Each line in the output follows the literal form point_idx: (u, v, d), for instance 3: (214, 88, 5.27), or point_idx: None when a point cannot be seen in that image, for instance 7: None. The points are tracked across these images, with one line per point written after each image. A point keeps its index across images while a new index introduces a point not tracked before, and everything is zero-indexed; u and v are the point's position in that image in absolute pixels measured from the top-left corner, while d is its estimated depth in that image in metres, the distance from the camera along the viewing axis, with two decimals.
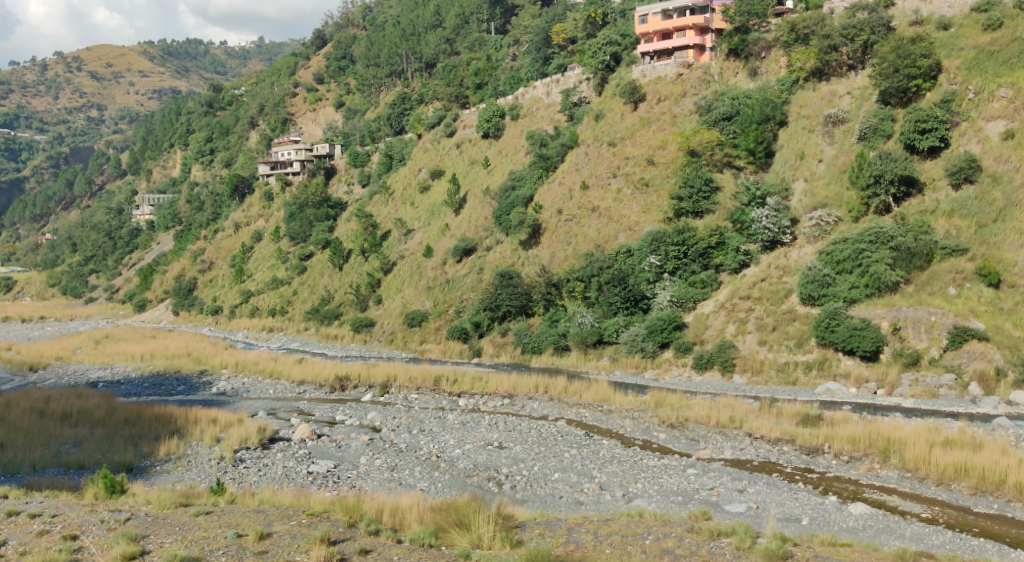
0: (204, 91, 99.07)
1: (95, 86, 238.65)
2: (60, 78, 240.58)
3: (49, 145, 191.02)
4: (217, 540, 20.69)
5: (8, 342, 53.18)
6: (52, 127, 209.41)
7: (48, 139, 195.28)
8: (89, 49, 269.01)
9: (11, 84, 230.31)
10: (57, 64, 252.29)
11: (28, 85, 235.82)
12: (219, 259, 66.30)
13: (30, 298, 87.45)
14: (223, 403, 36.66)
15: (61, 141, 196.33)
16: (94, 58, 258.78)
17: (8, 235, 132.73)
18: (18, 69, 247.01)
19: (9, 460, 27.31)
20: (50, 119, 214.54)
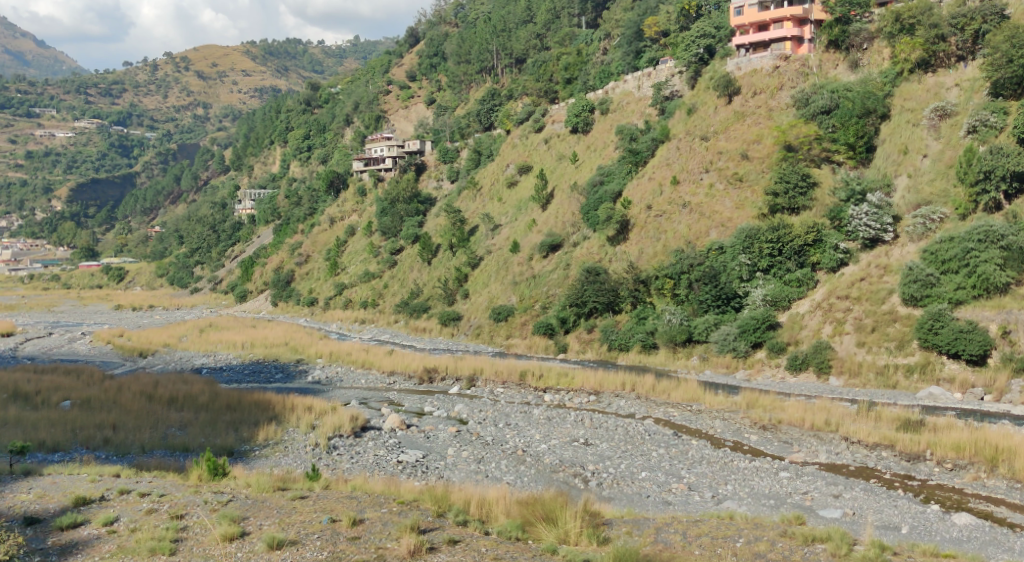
0: (303, 90, 101.37)
1: (200, 85, 247.76)
2: (170, 78, 251.78)
3: (159, 143, 200.06)
4: (312, 524, 21.10)
5: (119, 328, 55.54)
6: (161, 126, 219.43)
7: (158, 138, 204.50)
8: (195, 50, 279.94)
9: (124, 84, 244.28)
10: (166, 64, 263.69)
11: (140, 84, 247.43)
12: (315, 252, 67.81)
13: (140, 288, 91.27)
14: (317, 392, 37.49)
15: (170, 139, 205.31)
16: (200, 58, 269.15)
17: (120, 227, 138.86)
18: (131, 70, 259.50)
19: (119, 441, 28.39)
20: (161, 117, 226.53)
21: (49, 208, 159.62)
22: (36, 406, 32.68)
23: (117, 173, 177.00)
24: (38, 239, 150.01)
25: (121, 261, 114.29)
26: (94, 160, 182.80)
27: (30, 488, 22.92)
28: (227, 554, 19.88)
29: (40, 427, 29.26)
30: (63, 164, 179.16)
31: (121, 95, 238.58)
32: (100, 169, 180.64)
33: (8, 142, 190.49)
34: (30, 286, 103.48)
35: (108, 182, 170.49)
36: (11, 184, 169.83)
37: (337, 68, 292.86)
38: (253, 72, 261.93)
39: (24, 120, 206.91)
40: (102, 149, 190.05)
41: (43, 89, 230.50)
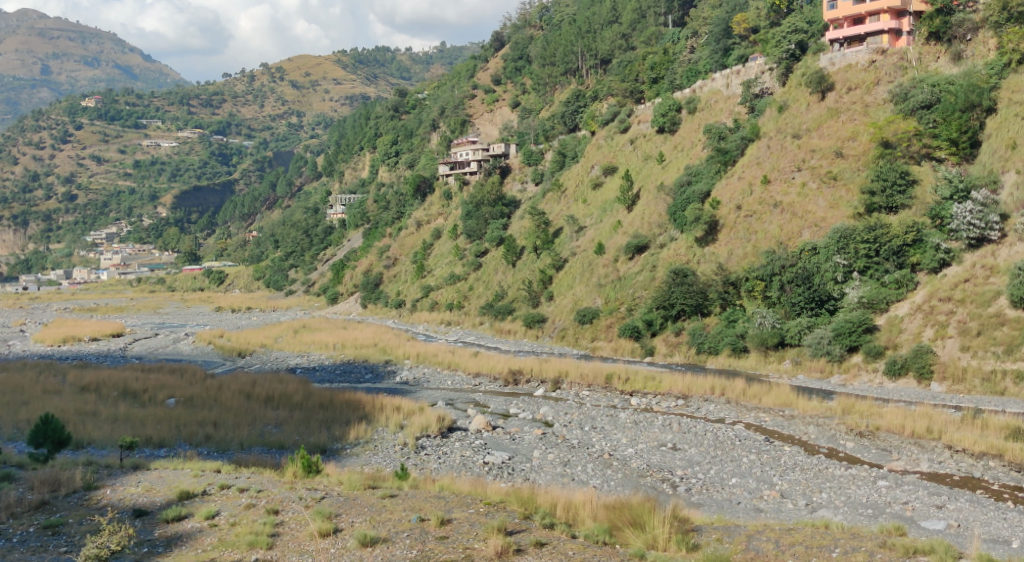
0: (391, 96, 102.85)
1: (294, 94, 254.70)
2: (266, 88, 259.68)
3: (256, 151, 206.71)
4: (402, 523, 21.25)
5: (219, 329, 57.37)
6: (257, 135, 226.55)
7: (255, 147, 210.96)
8: (289, 60, 287.85)
9: (223, 95, 253.07)
10: (262, 75, 272.36)
11: (238, 95, 256.26)
12: (403, 255, 68.67)
13: (238, 290, 94.17)
14: (405, 392, 37.94)
15: (266, 147, 211.51)
16: (294, 68, 276.55)
17: (220, 232, 143.78)
18: (230, 82, 269.10)
19: (220, 438, 29.17)
20: (257, 126, 234.01)
21: (155, 215, 166.88)
22: (143, 403, 33.93)
23: (218, 180, 183.70)
24: (145, 244, 156.80)
25: (220, 264, 118.23)
26: (196, 168, 190.00)
27: (138, 481, 23.70)
28: (320, 549, 20.15)
29: (147, 424, 30.33)
30: (168, 172, 186.96)
31: (221, 105, 247.28)
32: (201, 176, 187.64)
33: (118, 153, 200.10)
34: (138, 289, 108.10)
35: (209, 190, 177.30)
36: (121, 191, 178.08)
37: (424, 74, 296.67)
38: (343, 79, 267.16)
39: (132, 131, 216.81)
40: (203, 157, 197.48)
41: (150, 100, 241.04)
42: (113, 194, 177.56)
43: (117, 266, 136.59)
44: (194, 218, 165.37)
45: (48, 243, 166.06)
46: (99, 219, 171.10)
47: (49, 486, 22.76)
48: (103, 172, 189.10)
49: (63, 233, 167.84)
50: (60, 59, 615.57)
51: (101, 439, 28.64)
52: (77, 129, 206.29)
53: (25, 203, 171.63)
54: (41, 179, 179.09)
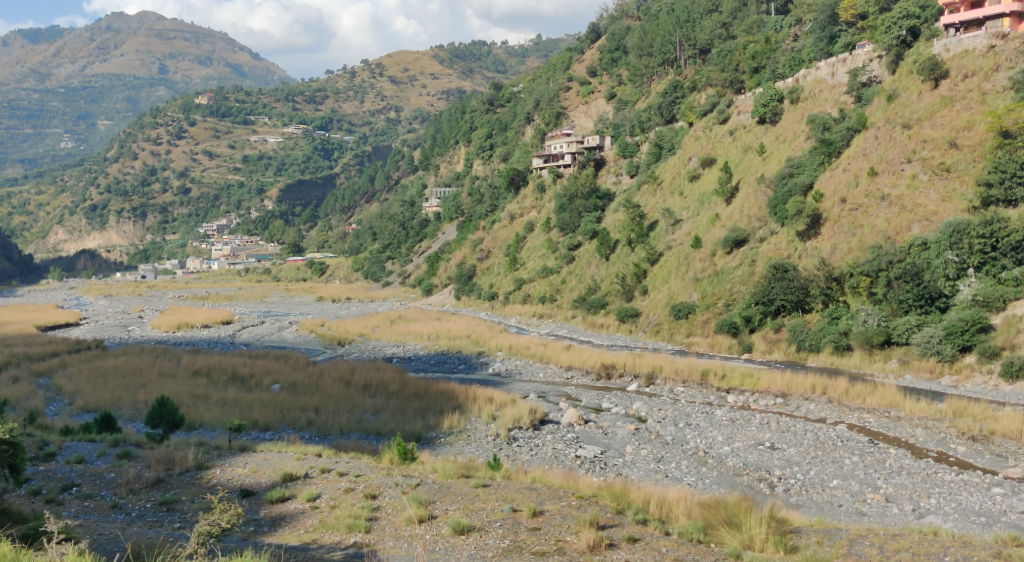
0: (487, 90, 103.50)
1: (393, 90, 259.21)
2: (366, 84, 265.47)
3: (356, 145, 211.36)
4: (495, 513, 21.23)
5: (319, 318, 58.86)
6: (358, 130, 231.94)
7: (355, 142, 215.66)
8: (388, 56, 293.06)
9: (326, 92, 260.12)
10: (363, 71, 278.65)
11: (340, 92, 262.85)
12: (496, 248, 68.94)
13: (338, 281, 96.47)
14: (498, 383, 38.07)
15: (365, 142, 215.92)
16: (394, 64, 281.23)
17: (322, 224, 147.65)
18: (332, 79, 276.23)
19: (321, 423, 29.83)
20: (358, 121, 239.36)
21: (262, 208, 173.16)
22: (249, 388, 34.98)
23: (320, 175, 189.09)
24: (253, 236, 162.59)
25: (321, 255, 121.48)
26: (300, 162, 195.49)
27: (244, 462, 24.39)
28: (414, 535, 20.27)
29: (253, 408, 31.25)
30: (274, 166, 193.10)
31: (323, 101, 254.00)
32: (305, 170, 193.04)
33: (228, 148, 207.91)
34: (246, 278, 112.34)
35: (312, 184, 182.28)
36: (231, 185, 185.25)
37: (519, 68, 297.33)
38: (439, 73, 269.52)
39: (241, 127, 225.02)
40: (306, 152, 203.13)
41: (258, 97, 249.59)
42: (223, 187, 184.99)
43: (227, 256, 142.12)
44: (298, 211, 170.87)
45: (164, 234, 174.58)
46: (210, 212, 178.23)
47: (164, 464, 23.62)
48: (214, 167, 197.08)
49: (177, 225, 175.93)
50: (175, 59, 643.81)
51: (211, 421, 29.64)
52: (191, 125, 215.48)
53: (145, 197, 181.94)
54: (158, 175, 188.23)
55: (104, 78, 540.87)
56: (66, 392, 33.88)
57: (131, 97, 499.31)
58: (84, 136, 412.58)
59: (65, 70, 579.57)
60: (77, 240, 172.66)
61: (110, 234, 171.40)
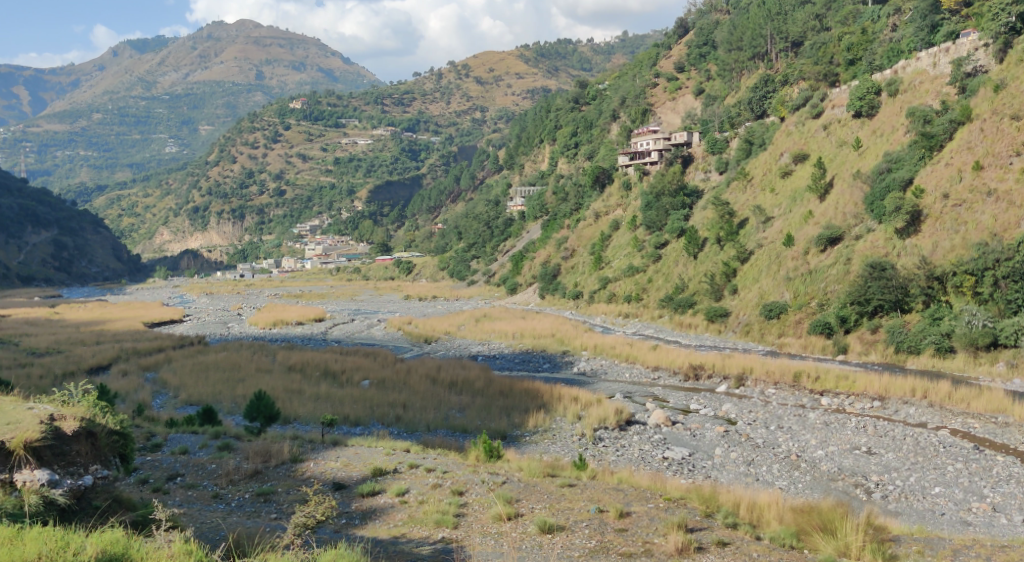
0: (573, 88, 103.18)
1: (479, 90, 260.70)
2: (452, 86, 268.41)
3: (442, 146, 213.34)
4: (581, 512, 20.99)
5: (406, 316, 59.59)
6: (444, 130, 234.62)
7: (441, 143, 217.99)
8: (474, 57, 295.07)
9: (414, 94, 264.57)
10: (450, 73, 281.45)
11: (427, 94, 266.19)
12: (580, 247, 68.55)
13: (423, 280, 97.54)
14: (583, 383, 37.77)
15: (450, 143, 217.86)
16: (479, 64, 282.75)
17: (409, 224, 149.66)
18: (420, 81, 279.91)
19: (409, 419, 30.08)
20: (444, 123, 241.69)
21: (352, 208, 176.50)
22: (341, 384, 35.59)
23: (407, 175, 191.67)
24: (343, 236, 165.99)
25: (408, 254, 123.02)
26: (387, 163, 198.47)
27: (336, 456, 24.78)
28: (502, 533, 20.22)
29: (345, 403, 31.75)
30: (363, 167, 196.58)
31: (410, 103, 257.49)
32: (393, 171, 195.78)
33: (320, 151, 212.79)
34: (337, 277, 114.77)
35: (399, 185, 185.03)
36: (322, 186, 189.58)
37: (605, 65, 294.69)
38: (523, 71, 269.47)
39: (332, 130, 230.16)
40: (395, 153, 206.20)
41: (348, 101, 255.16)
42: (315, 189, 189.58)
43: (318, 256, 145.56)
44: (387, 211, 173.51)
45: (260, 235, 180.75)
46: (303, 213, 182.95)
47: (262, 456, 24.17)
48: (307, 169, 202.10)
49: (273, 225, 181.48)
50: (268, 65, 663.44)
51: (306, 416, 30.23)
52: (286, 129, 222.02)
53: (240, 197, 187.10)
54: (255, 177, 195.30)
55: (203, 85, 561.58)
56: (171, 386, 35.05)
57: (229, 103, 517.03)
58: (187, 141, 429.11)
59: (168, 78, 603.92)
60: (182, 241, 182.85)
61: (211, 235, 180.90)
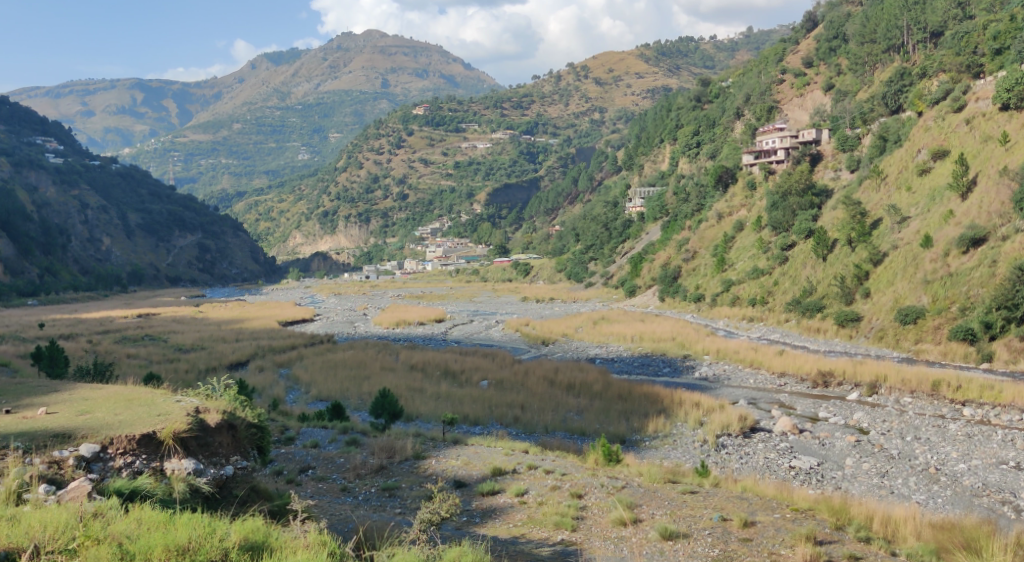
0: (695, 86, 101.16)
1: (598, 91, 258.98)
2: (571, 88, 268.39)
3: (561, 147, 212.91)
4: (703, 520, 20.38)
5: (524, 318, 59.73)
6: (563, 132, 234.99)
7: (560, 144, 218.24)
8: (593, 58, 293.90)
9: (533, 97, 266.81)
10: (569, 75, 281.42)
11: (546, 97, 267.26)
12: (702, 248, 67.09)
13: (542, 282, 97.71)
14: (705, 388, 36.88)
15: (569, 145, 217.79)
16: (599, 64, 280.98)
17: (527, 226, 150.54)
18: (539, 86, 281.37)
19: (527, 420, 30.02)
20: (563, 124, 241.49)
21: (471, 211, 178.81)
22: (460, 384, 35.92)
23: (525, 178, 192.47)
24: (462, 238, 168.35)
25: (526, 257, 123.23)
26: (506, 166, 200.06)
27: (457, 455, 24.91)
28: (622, 537, 19.82)
29: (465, 403, 31.98)
30: (483, 171, 198.51)
31: (529, 106, 259.05)
32: (511, 173, 196.95)
33: (441, 155, 216.56)
34: (457, 279, 116.35)
35: (518, 187, 186.20)
36: (443, 190, 192.66)
37: (728, 62, 286.67)
38: (643, 69, 265.65)
39: (453, 134, 233.97)
40: (514, 157, 207.48)
41: (468, 106, 259.41)
42: (436, 192, 193.11)
43: (439, 258, 148.27)
44: (505, 213, 174.95)
45: (384, 238, 185.78)
46: (425, 216, 186.50)
47: (387, 452, 24.62)
48: (429, 173, 205.80)
49: (397, 228, 186.04)
50: (391, 72, 681.93)
51: (427, 414, 30.58)
52: (408, 135, 227.43)
53: (368, 203, 196.43)
54: (380, 183, 202.01)
55: (330, 94, 581.72)
56: (302, 382, 36.23)
57: (356, 110, 533.45)
58: (317, 148, 445.05)
59: (299, 88, 630.08)
60: (312, 243, 194.28)
61: (340, 238, 188.64)
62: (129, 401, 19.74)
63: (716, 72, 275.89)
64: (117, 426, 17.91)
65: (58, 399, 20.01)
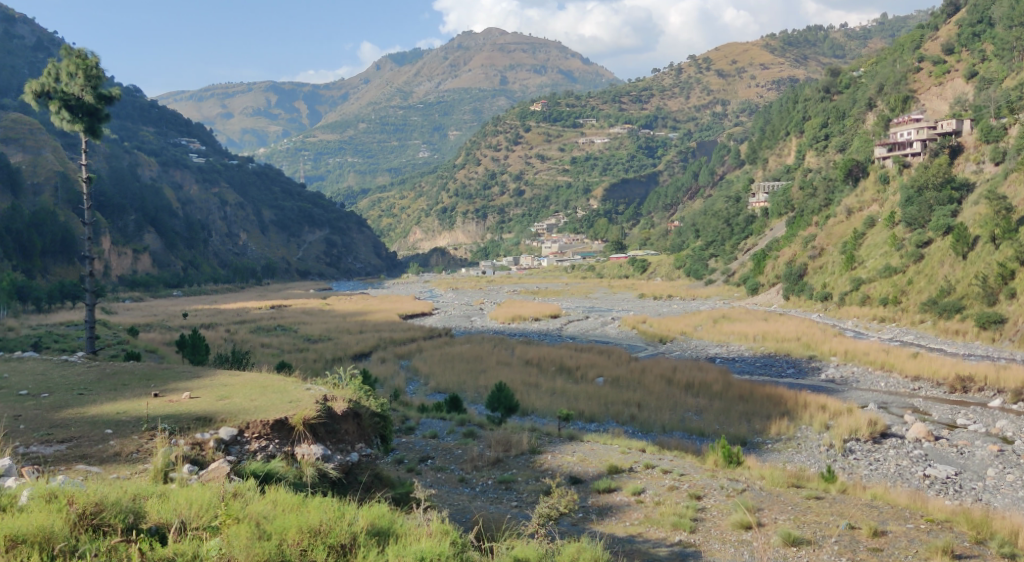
0: (823, 77, 97.60)
1: (721, 82, 252.67)
2: (692, 80, 263.59)
3: (680, 141, 209.08)
4: (829, 527, 19.46)
5: (642, 314, 58.91)
6: (683, 125, 230.90)
7: (680, 138, 214.53)
8: (716, 49, 287.33)
9: (653, 91, 263.82)
10: (690, 68, 276.17)
11: (666, 90, 263.58)
12: (829, 245, 64.31)
13: (660, 278, 96.36)
14: (832, 391, 35.38)
15: (689, 138, 213.77)
16: (721, 55, 273.87)
17: (645, 221, 148.96)
18: (659, 79, 277.60)
19: (644, 419, 29.49)
20: (683, 118, 237.16)
21: (588, 207, 178.17)
22: (576, 380, 35.69)
23: (644, 173, 190.12)
24: (578, 234, 168.12)
25: (644, 253, 121.88)
26: (624, 161, 198.26)
27: (572, 451, 24.69)
28: (742, 541, 19.13)
29: (580, 399, 31.71)
30: (600, 166, 197.28)
31: (648, 100, 256.50)
32: (629, 169, 194.99)
33: (558, 151, 216.46)
34: (573, 275, 116.23)
35: (636, 182, 184.38)
36: (559, 186, 192.49)
37: (860, 50, 274.21)
38: (768, 60, 257.49)
39: (570, 130, 233.68)
40: (632, 151, 205.21)
41: (587, 101, 258.91)
42: (553, 188, 192.91)
43: (555, 253, 148.44)
44: (622, 209, 173.57)
45: (501, 233, 187.36)
46: (541, 211, 186.78)
47: (503, 446, 24.66)
48: (546, 169, 206.12)
49: (513, 224, 187.27)
50: (510, 69, 686.97)
51: (542, 409, 30.49)
52: (526, 132, 228.75)
53: (485, 199, 198.72)
54: (498, 179, 203.86)
55: (449, 93, 591.25)
56: (421, 373, 36.77)
57: (474, 106, 539.31)
58: (437, 145, 452.95)
59: (419, 87, 643.11)
60: (432, 239, 198.78)
61: (457, 234, 191.83)
62: (263, 388, 20.42)
63: (846, 61, 264.75)
64: (253, 412, 18.53)
65: (200, 385, 20.86)
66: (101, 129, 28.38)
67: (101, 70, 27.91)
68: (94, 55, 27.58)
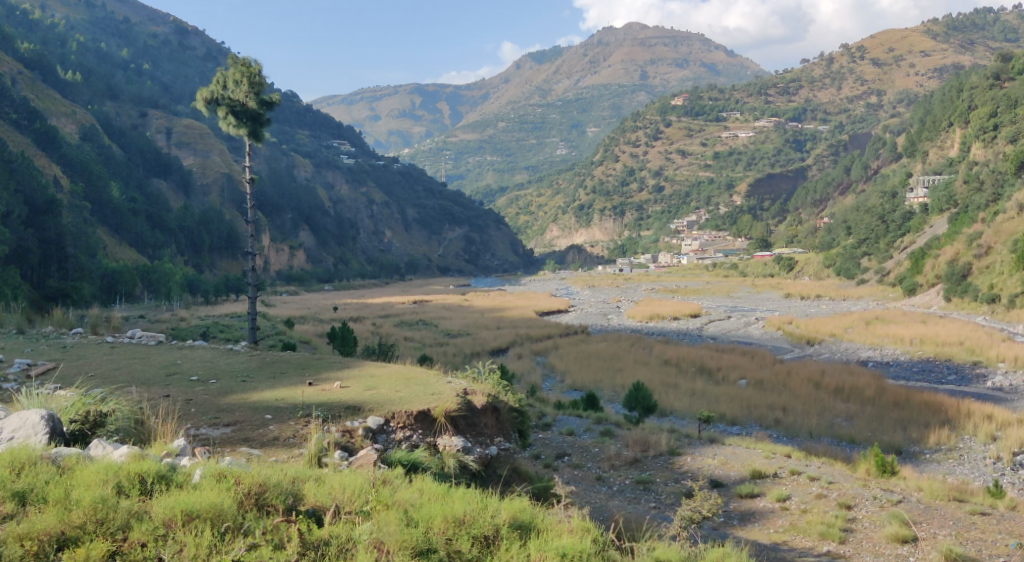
0: (993, 63, 91.23)
1: (876, 72, 240.25)
2: (845, 70, 252.25)
3: (831, 134, 200.26)
4: (997, 546, 18.01)
5: (789, 315, 56.74)
6: (835, 117, 221.48)
7: (830, 130, 205.96)
8: (872, 37, 273.79)
9: (802, 81, 254.34)
10: (842, 57, 264.12)
11: (816, 81, 253.60)
12: (998, 242, 59.43)
13: (808, 277, 92.66)
14: (999, 400, 32.87)
15: (841, 130, 204.92)
16: (877, 42, 260.23)
17: (793, 219, 145.43)
18: (809, 70, 267.09)
19: (790, 424, 28.28)
20: (834, 109, 227.20)
21: (731, 203, 173.68)
22: (716, 381, 34.65)
23: (791, 167, 183.56)
24: (721, 231, 164.49)
25: (792, 251, 117.88)
26: (770, 156, 192.03)
27: (714, 454, 23.90)
28: (898, 556, 17.90)
29: (721, 401, 30.75)
30: (744, 161, 191.91)
31: (796, 92, 248.14)
32: (776, 163, 188.75)
33: (700, 146, 211.73)
34: (715, 273, 113.54)
35: (782, 177, 178.24)
36: (701, 181, 188.57)
37: None
38: (929, 47, 242.97)
39: (713, 124, 228.42)
40: (778, 145, 198.57)
41: (731, 94, 252.72)
42: (694, 184, 189.18)
43: (695, 251, 145.71)
44: (767, 205, 168.69)
45: (639, 230, 185.31)
46: (682, 208, 183.02)
47: (642, 446, 24.15)
48: (687, 164, 201.96)
49: (652, 220, 185.00)
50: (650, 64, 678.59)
51: (681, 410, 29.75)
52: (667, 127, 225.66)
53: (624, 196, 197.31)
54: (637, 176, 201.87)
55: (588, 90, 590.23)
56: (557, 370, 36.66)
57: (613, 102, 535.76)
58: (577, 141, 453.01)
59: (558, 85, 645.63)
60: (570, 236, 199.17)
61: (595, 231, 191.37)
62: (407, 380, 20.76)
63: (1019, 44, 246.01)
64: (398, 403, 18.89)
65: (350, 375, 21.40)
66: (263, 133, 29.53)
67: (264, 77, 29.01)
68: (257, 63, 28.64)
